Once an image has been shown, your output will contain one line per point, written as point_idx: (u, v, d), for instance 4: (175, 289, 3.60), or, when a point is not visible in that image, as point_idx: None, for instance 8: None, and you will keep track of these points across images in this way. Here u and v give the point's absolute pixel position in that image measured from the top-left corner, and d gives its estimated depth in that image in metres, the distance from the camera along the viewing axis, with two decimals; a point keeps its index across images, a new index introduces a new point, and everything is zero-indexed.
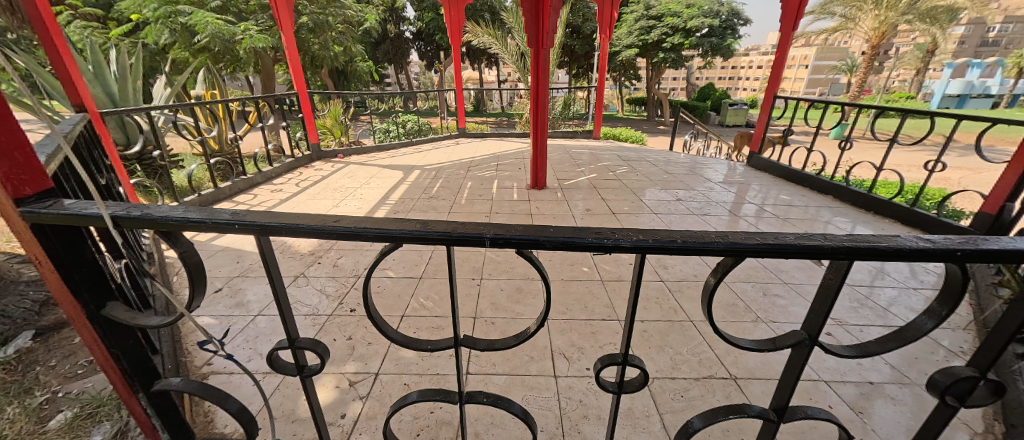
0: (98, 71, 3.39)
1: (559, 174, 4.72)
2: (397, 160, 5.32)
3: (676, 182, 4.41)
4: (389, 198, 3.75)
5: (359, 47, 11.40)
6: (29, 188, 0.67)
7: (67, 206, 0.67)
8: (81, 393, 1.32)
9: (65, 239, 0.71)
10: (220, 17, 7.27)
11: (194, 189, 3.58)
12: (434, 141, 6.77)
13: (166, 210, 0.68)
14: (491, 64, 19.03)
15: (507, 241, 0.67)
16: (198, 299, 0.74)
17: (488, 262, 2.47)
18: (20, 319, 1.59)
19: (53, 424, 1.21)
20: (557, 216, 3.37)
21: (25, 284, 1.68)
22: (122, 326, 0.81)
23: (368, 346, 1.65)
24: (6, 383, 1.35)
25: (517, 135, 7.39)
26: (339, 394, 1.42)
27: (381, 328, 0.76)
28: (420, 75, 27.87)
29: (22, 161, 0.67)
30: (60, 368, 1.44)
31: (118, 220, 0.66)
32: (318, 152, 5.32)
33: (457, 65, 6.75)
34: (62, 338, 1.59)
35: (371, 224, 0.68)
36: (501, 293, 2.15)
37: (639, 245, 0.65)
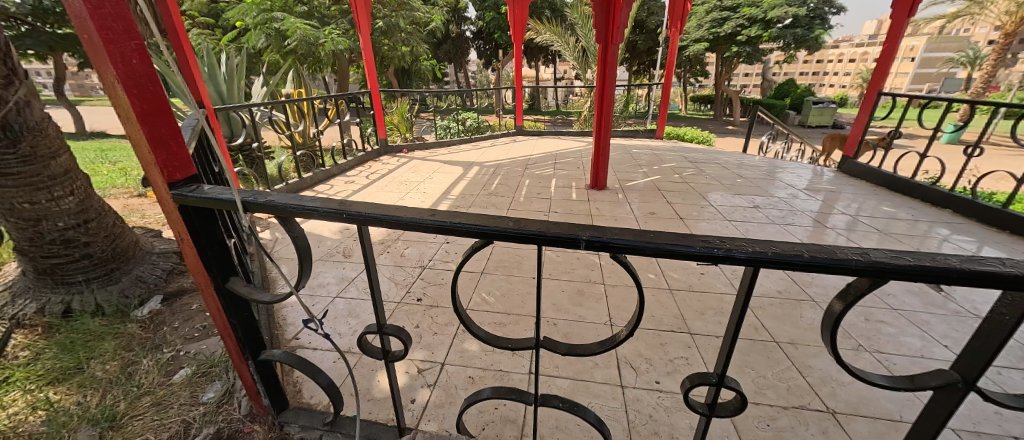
0: (211, 73, 3.88)
1: (620, 174, 4.54)
2: (457, 157, 5.46)
3: (752, 187, 4.04)
4: (450, 193, 3.86)
5: (424, 46, 11.88)
6: (179, 174, 0.77)
7: (206, 190, 0.76)
8: (198, 353, 1.51)
9: (202, 219, 0.80)
10: (305, 22, 7.96)
11: (282, 178, 3.97)
12: (492, 138, 6.87)
13: (284, 198, 0.73)
14: (550, 62, 18.88)
15: (604, 244, 0.64)
16: (305, 280, 0.80)
17: (548, 262, 2.44)
18: (153, 285, 1.88)
19: (176, 378, 1.39)
20: (618, 218, 3.24)
21: (155, 256, 2.03)
22: (240, 299, 0.91)
23: (435, 336, 1.71)
24: (143, 339, 1.59)
25: (574, 134, 7.24)
26: (409, 379, 1.48)
27: (467, 324, 0.80)
28: (478, 72, 28.39)
29: (175, 150, 0.77)
30: (181, 330, 1.66)
31: (246, 205, 0.73)
32: (385, 147, 5.64)
33: (517, 62, 6.73)
34: (184, 303, 1.85)
35: (463, 220, 0.68)
36: (563, 294, 2.11)
37: (754, 257, 0.58)
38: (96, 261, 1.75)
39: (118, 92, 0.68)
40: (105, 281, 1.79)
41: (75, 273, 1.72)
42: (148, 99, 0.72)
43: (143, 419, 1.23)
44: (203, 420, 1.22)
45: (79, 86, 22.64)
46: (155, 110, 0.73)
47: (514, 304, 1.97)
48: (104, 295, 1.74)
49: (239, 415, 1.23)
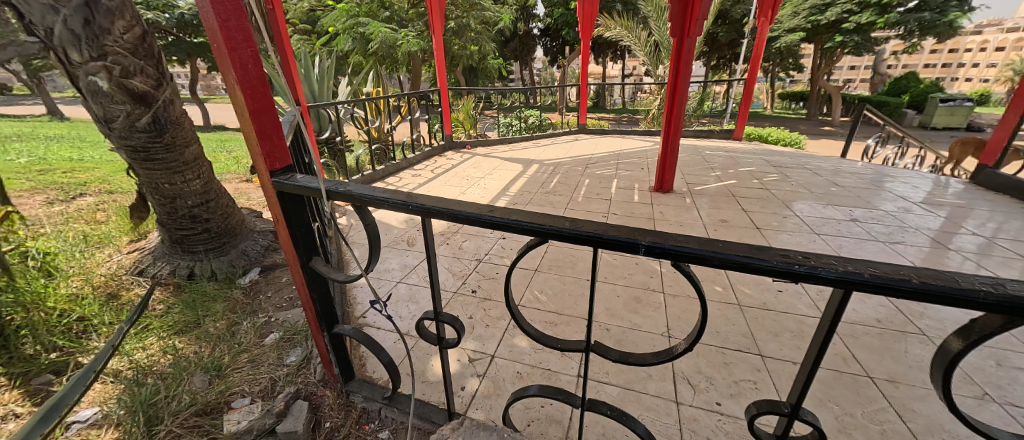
0: (306, 74, 4.36)
1: (688, 177, 4.27)
2: (518, 154, 5.52)
3: (847, 198, 3.56)
4: (508, 189, 3.92)
5: (492, 45, 12.15)
6: (278, 165, 0.89)
7: (298, 179, 0.87)
8: (285, 321, 1.73)
9: (293, 203, 0.91)
10: (386, 25, 8.56)
11: (358, 169, 4.35)
12: (554, 136, 6.83)
13: (361, 188, 0.81)
14: (619, 58, 18.23)
15: (664, 251, 0.61)
16: (374, 264, 0.88)
17: (604, 265, 2.38)
18: (254, 258, 2.19)
19: (268, 340, 1.61)
20: (683, 224, 3.06)
21: (257, 234, 2.35)
22: (320, 277, 1.02)
23: (487, 328, 1.77)
24: (245, 304, 1.86)
25: (640, 133, 6.94)
26: (461, 367, 1.54)
27: (520, 320, 0.83)
28: (543, 68, 28.29)
29: (275, 143, 0.88)
30: (274, 299, 1.91)
31: (329, 193, 0.82)
32: (450, 143, 5.89)
33: (585, 59, 6.60)
34: (276, 276, 2.11)
35: (521, 217, 0.70)
36: (618, 300, 2.04)
37: (843, 277, 0.52)
38: (213, 235, 2.07)
39: (237, 92, 0.81)
40: (219, 252, 2.11)
41: (198, 244, 2.04)
42: (258, 97, 0.83)
43: (242, 372, 1.43)
44: (286, 379, 1.38)
45: (206, 86, 26.97)
46: (263, 109, 0.84)
47: (567, 305, 1.96)
48: (218, 263, 2.07)
49: (314, 379, 1.37)
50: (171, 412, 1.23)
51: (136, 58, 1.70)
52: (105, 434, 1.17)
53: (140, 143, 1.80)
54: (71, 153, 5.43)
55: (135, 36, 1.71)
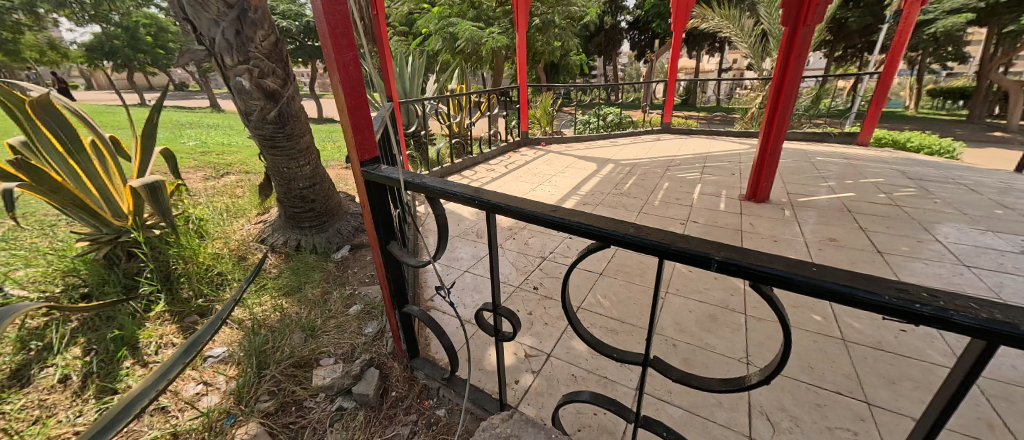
0: (401, 72, 4.74)
1: (789, 186, 3.76)
2: (594, 153, 5.37)
3: (1014, 224, 2.83)
4: (580, 188, 3.85)
5: (576, 40, 11.95)
6: (367, 156, 0.99)
7: (382, 169, 0.96)
8: (366, 295, 1.92)
9: (377, 191, 1.01)
10: (474, 24, 8.91)
11: (439, 162, 4.63)
12: (634, 135, 6.51)
13: (434, 181, 0.86)
14: (717, 50, 16.63)
15: (742, 269, 0.55)
16: (441, 252, 0.94)
17: (677, 276, 2.22)
18: (347, 237, 2.46)
19: (351, 310, 1.80)
20: (777, 240, 2.71)
21: (351, 215, 2.63)
22: (395, 260, 1.11)
23: (545, 326, 1.77)
24: (336, 276, 2.10)
25: (734, 135, 6.28)
26: (517, 361, 1.57)
27: (576, 324, 0.82)
28: (629, 62, 27.00)
29: (367, 136, 0.98)
30: (359, 275, 2.13)
31: (407, 185, 0.89)
32: (526, 139, 5.95)
33: (674, 54, 6.16)
34: (362, 255, 2.36)
35: (584, 220, 0.68)
36: (689, 315, 1.89)
37: (988, 328, 0.42)
38: (317, 214, 2.37)
39: (339, 90, 0.91)
40: (320, 229, 2.41)
41: (305, 221, 2.36)
42: (355, 95, 0.93)
43: (329, 334, 1.62)
44: (363, 347, 1.54)
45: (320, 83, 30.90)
46: (359, 105, 0.94)
47: (631, 313, 1.87)
48: (319, 239, 2.37)
49: (385, 351, 1.50)
50: (275, 360, 1.43)
51: (269, 61, 2.00)
52: (228, 371, 1.43)
53: (268, 132, 2.12)
54: (222, 139, 6.66)
55: (271, 42, 2.01)
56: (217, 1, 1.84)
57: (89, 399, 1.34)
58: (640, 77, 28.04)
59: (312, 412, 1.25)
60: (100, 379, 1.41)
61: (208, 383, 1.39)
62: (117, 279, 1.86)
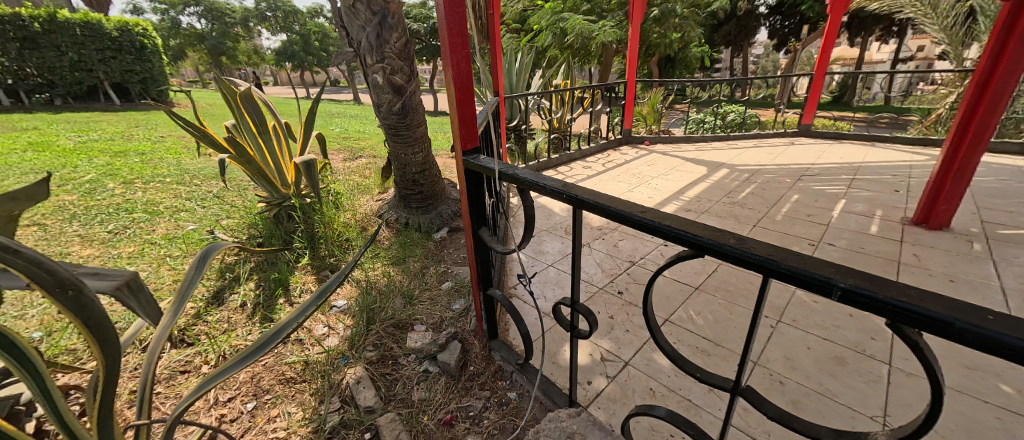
0: (509, 68, 4.94)
1: (978, 214, 2.91)
2: (707, 155, 4.87)
3: None
4: (684, 193, 3.55)
5: (698, 31, 10.89)
6: (469, 146, 1.08)
7: (481, 159, 1.04)
8: (457, 274, 2.10)
9: (474, 180, 1.10)
10: (586, 18, 8.76)
11: (536, 156, 4.72)
12: (759, 138, 5.71)
13: (526, 174, 0.91)
14: (890, 36, 13.46)
15: (873, 304, 0.46)
16: (526, 243, 0.98)
17: (792, 304, 1.92)
18: (446, 219, 2.71)
19: (444, 286, 1.99)
20: (952, 280, 2.14)
21: (451, 200, 2.88)
22: (484, 245, 1.20)
23: (626, 333, 1.70)
24: (435, 254, 2.34)
25: (902, 143, 5.06)
26: (592, 362, 1.55)
27: (656, 336, 0.79)
28: (765, 52, 23.48)
29: (471, 129, 1.07)
30: (453, 256, 2.33)
31: (501, 175, 0.95)
32: (628, 137, 5.68)
33: (827, 42, 5.22)
34: (458, 237, 2.57)
35: (675, 225, 0.65)
36: (802, 351, 1.63)
37: None
38: (425, 196, 2.66)
39: (451, 86, 1.01)
40: (425, 210, 2.69)
41: (414, 202, 2.66)
42: (464, 90, 1.02)
43: (423, 304, 1.82)
44: (450, 320, 1.69)
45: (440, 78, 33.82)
46: (466, 99, 1.03)
47: (729, 336, 1.68)
48: (423, 219, 2.65)
49: (468, 328, 1.62)
50: (380, 318, 1.67)
51: (399, 59, 2.28)
52: (346, 320, 1.71)
53: (393, 122, 2.42)
54: (358, 127, 7.82)
55: (402, 44, 2.28)
56: (366, 10, 2.16)
57: (256, 322, 1.73)
58: (778, 70, 24.24)
59: (404, 369, 1.43)
60: (263, 309, 1.81)
61: (331, 327, 1.68)
62: (281, 234, 2.35)
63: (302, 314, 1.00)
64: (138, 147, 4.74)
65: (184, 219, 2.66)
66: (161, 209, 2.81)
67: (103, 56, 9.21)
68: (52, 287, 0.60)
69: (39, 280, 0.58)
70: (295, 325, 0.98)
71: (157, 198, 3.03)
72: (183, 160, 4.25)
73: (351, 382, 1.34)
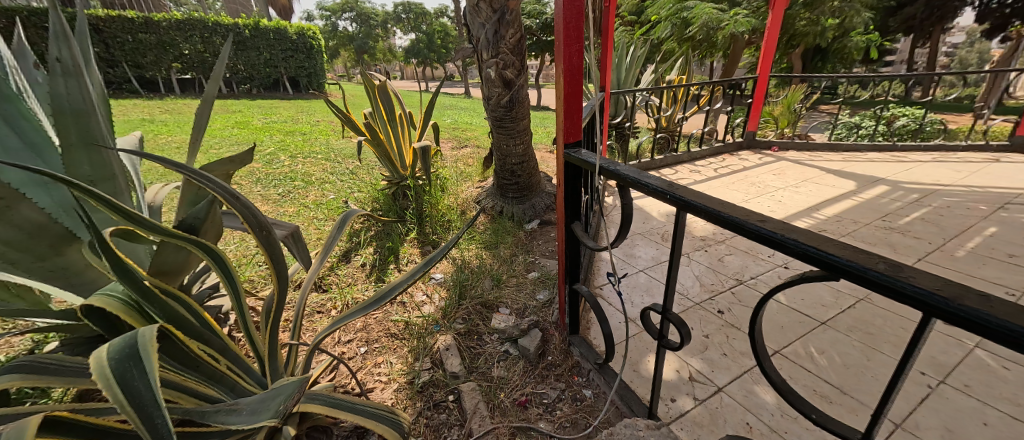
0: (619, 63, 4.74)
1: None
2: (857, 168, 4.03)
3: None
4: (817, 210, 3.00)
5: (865, 15, 8.93)
6: (571, 139, 1.09)
7: (582, 153, 1.04)
8: (544, 266, 2.14)
9: (572, 173, 1.11)
10: (715, 6, 7.89)
11: (638, 156, 4.48)
12: (940, 150, 4.50)
13: (628, 170, 0.88)
14: None
15: None
16: (620, 242, 0.96)
17: (964, 365, 1.50)
18: (538, 211, 2.78)
19: (531, 275, 2.06)
20: None
21: (545, 193, 2.94)
22: (575, 239, 1.20)
23: (722, 356, 1.50)
24: (525, 244, 2.42)
25: None
26: (677, 379, 1.42)
27: (762, 361, 0.70)
28: (969, 40, 18.10)
29: (575, 122, 1.08)
30: (542, 248, 2.39)
31: (602, 170, 0.95)
32: (751, 141, 5.00)
33: None
34: (548, 230, 2.62)
35: (802, 238, 0.55)
36: (975, 427, 1.25)
37: None
38: (521, 187, 2.76)
39: (561, 79, 1.03)
40: (520, 201, 2.79)
41: (510, 192, 2.78)
42: (573, 83, 1.03)
43: (509, 289, 1.90)
44: (534, 309, 1.74)
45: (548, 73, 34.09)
46: (574, 93, 1.04)
47: (863, 385, 1.37)
48: (517, 209, 2.75)
49: (550, 318, 1.64)
50: (470, 295, 1.80)
51: (512, 55, 2.38)
52: (441, 292, 1.90)
53: (500, 115, 2.55)
54: (467, 119, 8.40)
55: (516, 40, 2.38)
56: (487, 8, 2.29)
57: (372, 281, 2.03)
58: (987, 62, 18.52)
59: (486, 345, 1.52)
60: (378, 271, 2.10)
61: (429, 296, 1.88)
62: (396, 209, 2.68)
63: (413, 277, 1.15)
64: (301, 129, 5.84)
65: (328, 190, 3.20)
66: (313, 179, 3.44)
67: (285, 55, 11.55)
68: (256, 227, 0.82)
69: (249, 221, 0.81)
70: (407, 285, 1.12)
71: (311, 170, 3.72)
72: (330, 140, 5.11)
73: (441, 347, 1.48)
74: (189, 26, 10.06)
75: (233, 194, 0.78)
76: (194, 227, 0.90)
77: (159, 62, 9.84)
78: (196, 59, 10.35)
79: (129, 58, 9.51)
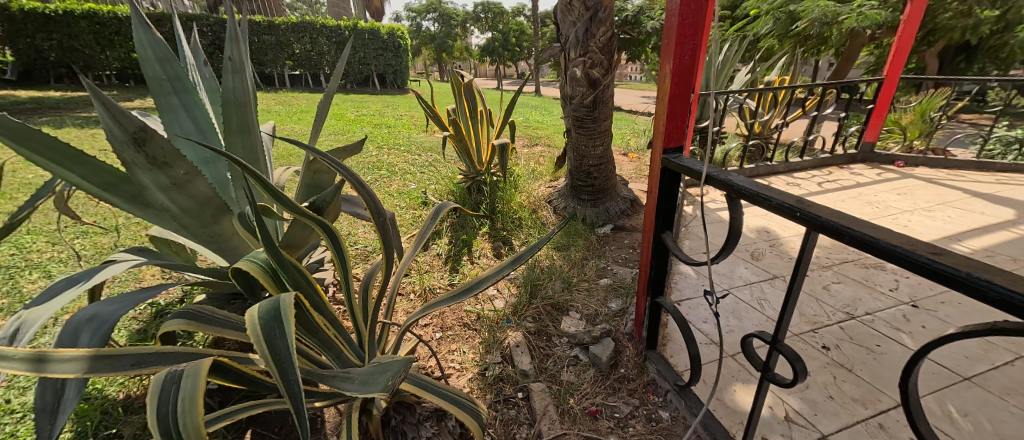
0: (711, 62, 4.38)
1: None
2: (1017, 192, 3.27)
3: None
4: (957, 240, 2.49)
5: None
6: (672, 143, 1.02)
7: (685, 160, 0.97)
8: (616, 273, 2.06)
9: (669, 180, 1.04)
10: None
11: (725, 163, 4.10)
12: None
13: (743, 181, 0.80)
14: None
15: None
16: (724, 257, 0.88)
17: None
18: (611, 216, 2.69)
19: (602, 282, 1.99)
20: None
21: (619, 198, 2.83)
22: (664, 249, 1.13)
23: (827, 399, 1.29)
24: (596, 248, 2.35)
25: None
26: (769, 415, 1.26)
27: (911, 418, 0.59)
28: None
29: (678, 126, 1.01)
30: (614, 254, 2.30)
31: (710, 178, 0.87)
32: (867, 153, 4.31)
33: None
34: (621, 237, 2.52)
35: (999, 280, 0.43)
36: None
37: None
38: (596, 190, 2.69)
39: (667, 78, 0.97)
40: (594, 204, 2.72)
41: (585, 194, 2.72)
42: (680, 84, 0.96)
43: (580, 292, 1.85)
44: (606, 317, 1.68)
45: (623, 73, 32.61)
46: (681, 94, 0.97)
47: None
48: (589, 212, 2.68)
49: (623, 329, 1.57)
50: (540, 295, 1.79)
51: (600, 54, 2.31)
52: (510, 288, 1.92)
53: (582, 115, 2.49)
54: (539, 117, 8.40)
55: (607, 38, 2.31)
56: (580, 6, 2.26)
57: (446, 269, 2.12)
58: None
59: (556, 348, 1.50)
60: (453, 262, 2.19)
61: (499, 291, 1.91)
62: (471, 202, 2.78)
63: (500, 273, 1.17)
64: (387, 122, 6.32)
65: (409, 180, 3.42)
66: (396, 170, 3.70)
67: (377, 54, 12.58)
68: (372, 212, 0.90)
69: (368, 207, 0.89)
70: (493, 281, 1.15)
71: (394, 161, 4.00)
72: (411, 134, 5.45)
73: (512, 343, 1.50)
74: (301, 28, 11.44)
75: (359, 182, 0.90)
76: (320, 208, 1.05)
77: (275, 60, 11.32)
78: (304, 57, 11.73)
79: (254, 57, 11.09)
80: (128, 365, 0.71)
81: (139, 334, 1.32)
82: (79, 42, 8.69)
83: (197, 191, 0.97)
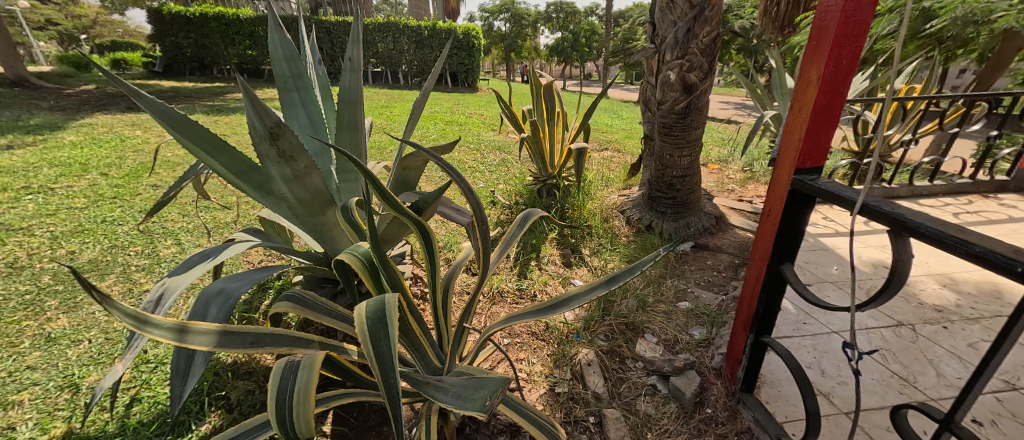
0: None
1: None
2: None
3: None
4: None
5: None
6: (809, 163, 0.87)
7: (824, 183, 0.82)
8: (698, 297, 1.88)
9: (799, 205, 0.89)
10: None
11: None
12: None
13: (919, 216, 0.65)
14: None
15: None
16: (877, 305, 0.74)
17: None
18: (692, 233, 2.47)
19: (682, 304, 1.82)
20: None
21: (702, 214, 2.60)
22: (782, 283, 0.98)
23: None
24: (675, 266, 2.17)
25: None
26: None
27: None
28: None
29: (820, 142, 0.86)
30: (694, 275, 2.11)
31: (865, 209, 0.72)
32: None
33: None
34: (703, 256, 2.30)
35: None
36: None
37: None
38: (677, 202, 2.50)
39: (813, 86, 0.83)
40: (673, 218, 2.52)
41: (664, 206, 2.54)
42: (831, 93, 0.82)
43: (657, 313, 1.71)
44: (687, 345, 1.53)
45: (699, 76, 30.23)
46: (830, 105, 0.83)
47: None
48: (667, 226, 2.49)
49: (710, 363, 1.42)
50: (614, 312, 1.68)
51: (701, 56, 2.13)
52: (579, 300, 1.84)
53: (670, 122, 2.32)
54: (609, 121, 8.11)
55: (710, 38, 2.12)
56: (683, 4, 2.09)
57: (513, 272, 2.10)
58: None
59: (631, 372, 1.40)
60: (521, 265, 2.16)
61: None
62: (540, 205, 2.74)
63: (590, 293, 1.10)
64: (458, 119, 6.51)
65: (478, 178, 3.45)
66: (466, 167, 3.77)
67: (452, 53, 13.06)
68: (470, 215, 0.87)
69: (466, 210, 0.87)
70: (583, 301, 1.09)
71: (465, 158, 4.09)
72: (481, 132, 5.56)
73: (583, 361, 1.42)
74: (387, 28, 12.28)
75: (464, 185, 0.89)
76: (420, 209, 1.08)
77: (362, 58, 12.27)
78: (387, 55, 12.57)
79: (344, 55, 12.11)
80: (247, 344, 0.75)
81: (245, 305, 1.46)
82: (208, 40, 10.13)
83: (312, 184, 1.03)
